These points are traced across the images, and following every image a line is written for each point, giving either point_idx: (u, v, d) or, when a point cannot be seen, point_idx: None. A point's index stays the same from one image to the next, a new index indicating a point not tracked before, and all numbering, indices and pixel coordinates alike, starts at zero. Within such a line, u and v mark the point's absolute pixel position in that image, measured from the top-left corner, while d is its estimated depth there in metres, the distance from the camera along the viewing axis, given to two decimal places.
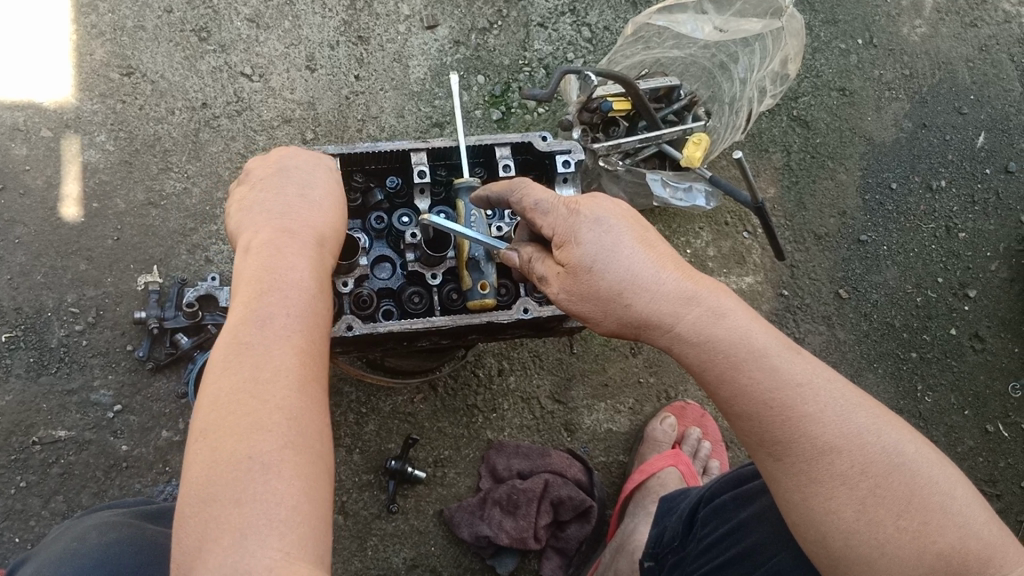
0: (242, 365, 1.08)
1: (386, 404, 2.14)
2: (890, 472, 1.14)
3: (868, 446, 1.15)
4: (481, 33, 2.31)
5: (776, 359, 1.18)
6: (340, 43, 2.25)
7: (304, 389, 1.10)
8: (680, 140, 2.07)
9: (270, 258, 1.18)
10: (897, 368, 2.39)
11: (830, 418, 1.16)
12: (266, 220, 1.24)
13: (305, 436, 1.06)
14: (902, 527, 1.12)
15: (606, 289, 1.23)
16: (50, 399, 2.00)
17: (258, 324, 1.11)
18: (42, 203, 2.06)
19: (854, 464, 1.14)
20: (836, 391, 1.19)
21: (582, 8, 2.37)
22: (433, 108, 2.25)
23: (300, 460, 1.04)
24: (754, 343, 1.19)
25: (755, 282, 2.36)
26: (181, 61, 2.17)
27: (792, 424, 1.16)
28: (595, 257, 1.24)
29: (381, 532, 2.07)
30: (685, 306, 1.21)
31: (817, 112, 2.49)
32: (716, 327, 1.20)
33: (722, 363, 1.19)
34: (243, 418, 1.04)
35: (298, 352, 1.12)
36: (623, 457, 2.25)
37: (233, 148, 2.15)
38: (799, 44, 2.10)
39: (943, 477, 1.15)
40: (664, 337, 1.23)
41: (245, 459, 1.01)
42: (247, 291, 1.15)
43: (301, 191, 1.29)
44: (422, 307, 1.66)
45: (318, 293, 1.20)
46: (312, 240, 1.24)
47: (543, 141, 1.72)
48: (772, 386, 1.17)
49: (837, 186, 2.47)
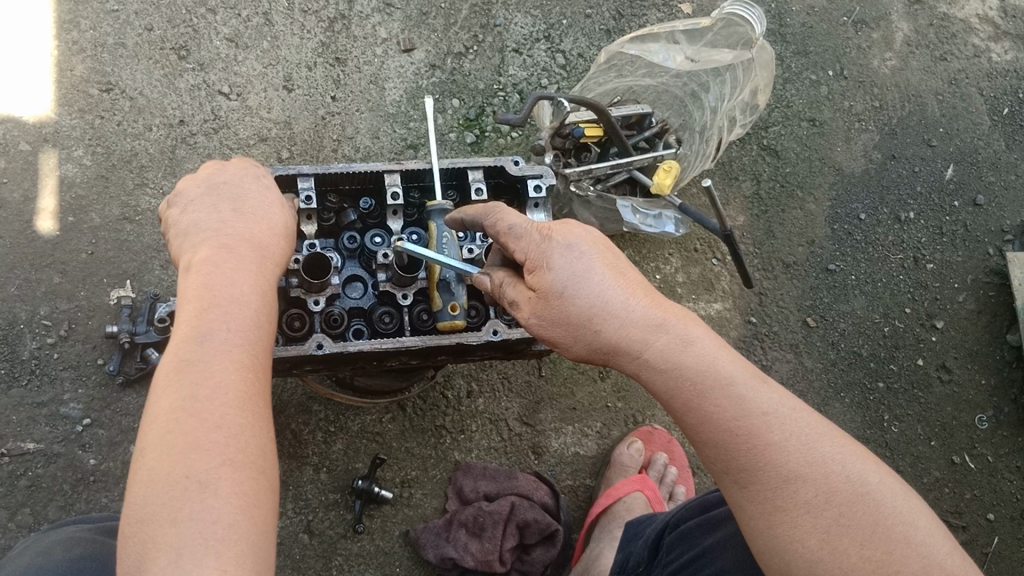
0: (183, 382, 1.09)
1: (355, 423, 2.15)
2: (854, 502, 1.15)
3: (832, 475, 1.16)
4: (457, 57, 2.34)
5: (742, 388, 1.20)
6: (318, 64, 2.27)
7: (246, 407, 1.11)
8: (651, 167, 2.10)
9: (214, 272, 1.19)
10: (864, 397, 2.42)
11: (795, 447, 1.18)
12: (209, 237, 1.25)
13: (249, 453, 1.08)
14: (865, 556, 1.12)
15: (574, 315, 1.25)
16: (20, 411, 1.99)
17: (203, 339, 1.13)
18: (18, 216, 2.07)
19: (819, 493, 1.15)
20: (800, 421, 1.20)
21: (556, 35, 2.40)
22: (408, 130, 2.27)
23: (243, 477, 1.06)
24: (721, 371, 1.21)
25: (724, 309, 2.39)
26: (160, 79, 2.19)
27: (757, 451, 1.17)
28: (566, 283, 1.26)
29: (346, 552, 2.07)
30: (654, 333, 1.23)
31: (787, 142, 2.53)
32: (684, 355, 1.22)
33: (688, 390, 1.21)
34: (181, 437, 1.05)
35: (240, 369, 1.13)
36: (589, 481, 2.26)
37: (209, 165, 2.16)
38: (768, 76, 2.14)
39: (906, 508, 1.16)
40: (633, 364, 1.25)
41: (183, 477, 1.03)
42: (190, 306, 1.16)
43: (244, 207, 1.30)
44: (392, 327, 1.66)
45: (262, 306, 1.21)
46: (254, 256, 1.25)
47: (516, 166, 1.74)
48: (736, 415, 1.19)
49: (806, 216, 2.50)
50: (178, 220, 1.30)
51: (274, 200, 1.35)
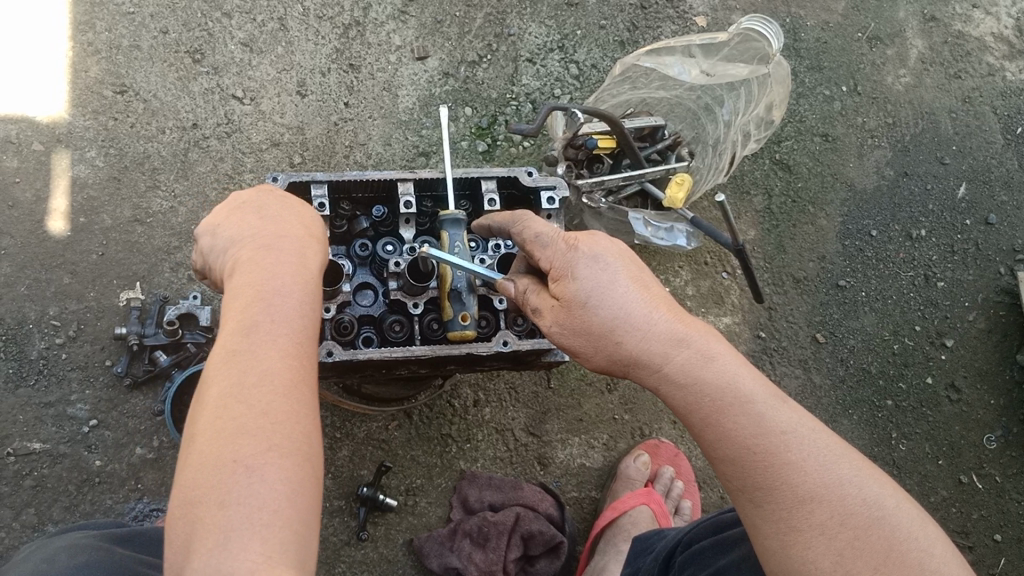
0: (230, 374, 1.09)
1: (362, 430, 2.14)
2: (868, 526, 1.14)
3: (847, 498, 1.15)
4: (470, 66, 2.34)
5: (760, 406, 1.19)
6: (331, 70, 2.27)
7: (291, 394, 1.10)
8: (663, 179, 2.09)
9: (261, 269, 1.18)
10: (872, 415, 2.42)
11: (813, 467, 1.17)
12: (250, 237, 1.24)
13: (303, 445, 1.07)
14: None
15: (597, 325, 1.26)
16: (27, 411, 1.99)
17: (250, 334, 1.12)
18: (30, 215, 2.07)
19: (833, 515, 1.14)
20: (818, 441, 1.19)
21: (570, 46, 2.40)
22: (420, 137, 2.27)
23: (297, 469, 1.05)
24: (741, 389, 1.20)
25: (733, 323, 2.38)
26: (174, 82, 2.19)
27: (774, 470, 1.16)
28: (590, 294, 1.27)
29: (349, 560, 2.07)
30: (674, 347, 1.23)
31: (799, 157, 2.52)
32: (705, 370, 1.21)
33: (707, 406, 1.20)
34: (231, 422, 1.05)
35: (284, 357, 1.12)
36: (595, 493, 2.24)
37: (221, 169, 2.16)
38: (784, 92, 2.12)
39: (921, 534, 1.15)
40: (653, 377, 1.24)
41: (232, 462, 1.02)
42: (235, 302, 1.15)
43: (283, 209, 1.29)
44: (403, 336, 1.65)
45: (307, 297, 1.19)
46: (296, 249, 1.23)
47: (529, 177, 1.73)
48: (753, 432, 1.18)
49: (817, 231, 2.49)
50: (213, 235, 1.28)
51: (315, 202, 1.34)
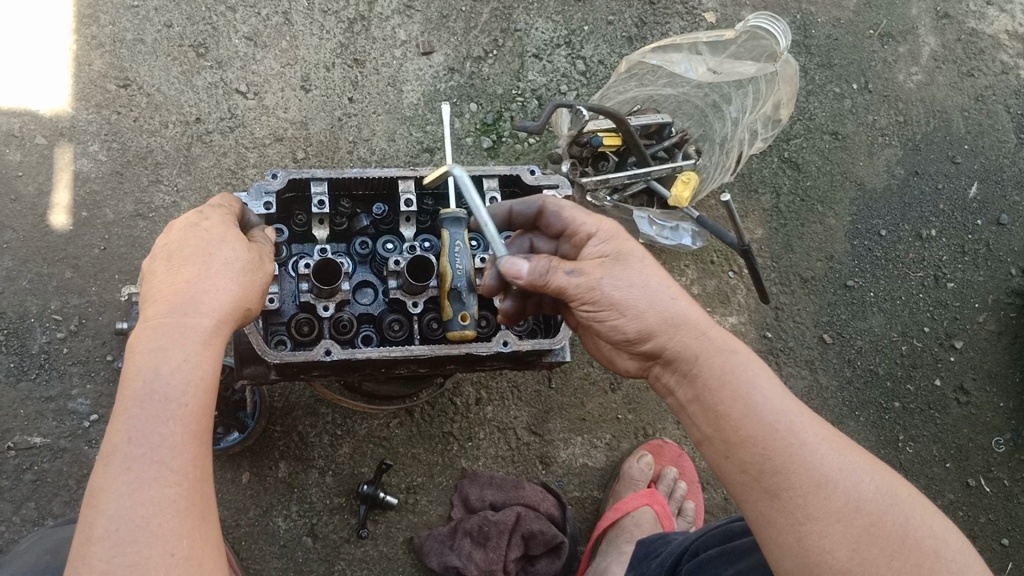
0: (114, 461, 1.12)
1: (362, 427, 2.14)
2: (883, 515, 1.14)
3: (862, 484, 1.16)
4: (476, 61, 2.32)
5: (777, 388, 1.23)
6: (336, 65, 2.25)
7: (171, 480, 1.12)
8: (669, 178, 2.07)
9: (153, 345, 1.19)
10: (879, 417, 2.39)
11: (828, 453, 1.18)
12: (157, 299, 1.24)
13: (184, 529, 1.11)
14: (896, 567, 1.11)
15: (646, 282, 1.31)
16: (28, 405, 1.99)
17: (130, 422, 1.13)
18: (32, 209, 2.07)
19: (849, 502, 1.15)
20: (833, 437, 1.21)
21: (577, 42, 2.38)
22: (424, 133, 2.25)
23: (171, 555, 1.08)
24: (758, 369, 1.25)
25: (740, 323, 2.35)
26: (178, 76, 2.18)
27: (792, 452, 1.17)
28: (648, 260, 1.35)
29: (350, 557, 2.07)
30: (707, 322, 1.31)
31: (808, 155, 2.49)
32: (727, 347, 1.28)
33: (731, 387, 1.23)
34: (111, 515, 1.09)
35: (169, 439, 1.14)
36: (597, 493, 2.23)
37: (223, 164, 2.14)
38: (791, 92, 2.08)
39: (934, 524, 1.16)
40: (688, 343, 1.28)
41: (106, 559, 1.07)
42: (127, 381, 1.16)
43: (186, 258, 1.27)
44: (402, 335, 1.65)
45: (199, 370, 1.19)
46: (198, 313, 1.22)
47: (532, 175, 1.71)
48: (774, 415, 1.20)
49: (826, 231, 2.46)
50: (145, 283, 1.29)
51: (229, 243, 1.32)
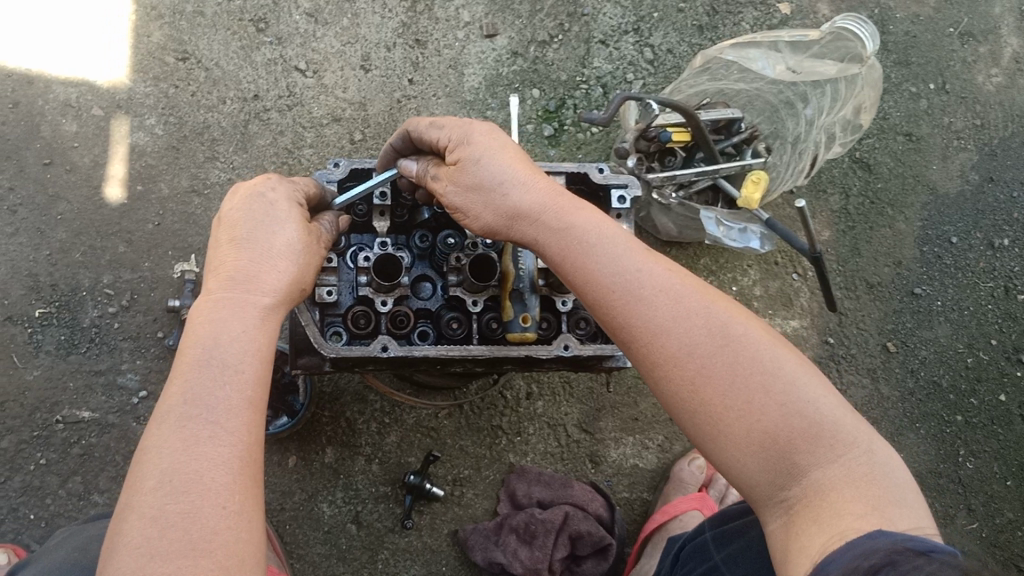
0: (169, 424, 1.09)
1: (411, 416, 2.10)
2: (714, 355, 1.13)
3: (695, 327, 1.14)
4: (540, 46, 2.25)
5: (614, 247, 1.22)
6: (397, 45, 2.20)
7: (226, 442, 1.09)
8: (737, 176, 2.00)
9: (211, 312, 1.17)
10: (940, 431, 2.31)
11: (664, 303, 1.16)
12: (217, 272, 1.23)
13: (237, 484, 1.08)
14: (727, 404, 1.10)
15: (484, 180, 1.29)
16: (77, 378, 1.98)
17: (187, 380, 1.11)
18: (87, 181, 2.04)
19: (682, 346, 1.14)
20: (678, 282, 1.19)
21: (646, 28, 2.29)
22: (485, 118, 2.19)
23: (222, 507, 1.05)
24: (599, 231, 1.24)
25: (801, 327, 2.28)
26: (237, 51, 2.14)
27: (627, 307, 1.17)
28: (482, 153, 1.30)
29: (393, 547, 2.04)
30: (551, 195, 1.28)
31: (880, 156, 2.39)
32: (572, 214, 1.26)
33: (573, 258, 1.24)
34: (162, 475, 1.05)
35: (224, 405, 1.11)
36: (647, 495, 2.17)
37: (281, 143, 2.11)
38: (875, 96, 1.98)
39: (773, 359, 1.12)
40: (531, 227, 1.28)
41: (157, 515, 1.03)
42: (185, 351, 1.14)
43: (251, 232, 1.25)
44: (460, 333, 1.61)
45: (256, 344, 1.18)
46: (255, 288, 1.21)
47: (600, 173, 1.65)
48: (611, 275, 1.20)
49: (895, 235, 2.37)
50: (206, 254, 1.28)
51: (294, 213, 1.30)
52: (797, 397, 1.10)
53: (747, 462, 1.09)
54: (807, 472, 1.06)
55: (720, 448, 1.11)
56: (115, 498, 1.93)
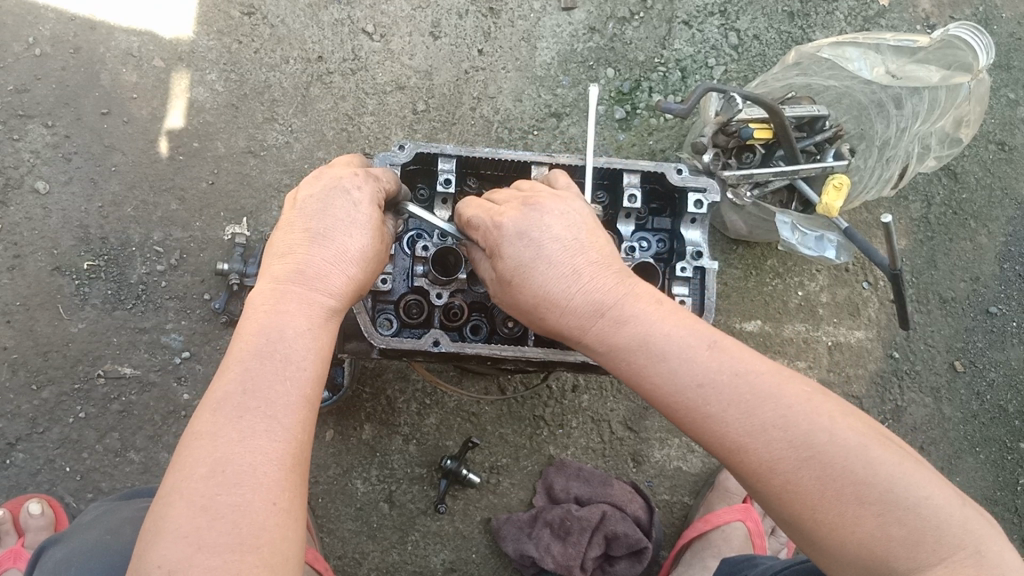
0: (224, 410, 1.02)
1: (452, 400, 2.05)
2: (795, 468, 0.98)
3: (769, 446, 1.00)
4: (620, 23, 2.14)
5: (674, 359, 1.07)
6: (469, 13, 2.11)
7: (281, 436, 1.03)
8: (818, 177, 1.88)
9: (276, 305, 1.12)
10: (1000, 457, 2.20)
11: (734, 417, 1.02)
12: (286, 261, 1.16)
13: (288, 480, 1.01)
14: (817, 519, 0.97)
15: (530, 302, 1.18)
16: (121, 334, 1.95)
17: (247, 370, 1.05)
18: (144, 134, 2.00)
19: (761, 462, 1.00)
20: (749, 382, 1.04)
21: (732, 12, 2.17)
22: (554, 96, 2.10)
23: (271, 503, 0.99)
24: (654, 343, 1.09)
25: (866, 339, 2.18)
26: (304, 9, 2.07)
27: (695, 424, 1.05)
28: (519, 272, 1.18)
29: (424, 529, 2.01)
30: (595, 314, 1.15)
31: (969, 164, 2.25)
32: (620, 332, 1.12)
33: (631, 365, 1.11)
34: (214, 465, 0.99)
35: (282, 397, 1.05)
36: (687, 499, 2.11)
37: (341, 108, 2.04)
38: (981, 112, 1.85)
39: (864, 459, 0.97)
40: (588, 343, 1.17)
41: (205, 505, 0.96)
42: (246, 339, 1.08)
43: (329, 227, 1.18)
44: (516, 332, 1.55)
45: (318, 341, 1.12)
46: (323, 285, 1.15)
47: (677, 174, 1.56)
48: (673, 384, 1.06)
49: (975, 249, 2.24)
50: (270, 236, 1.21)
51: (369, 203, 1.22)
52: (895, 501, 0.94)
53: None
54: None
55: (820, 558, 0.98)
56: (151, 458, 1.92)
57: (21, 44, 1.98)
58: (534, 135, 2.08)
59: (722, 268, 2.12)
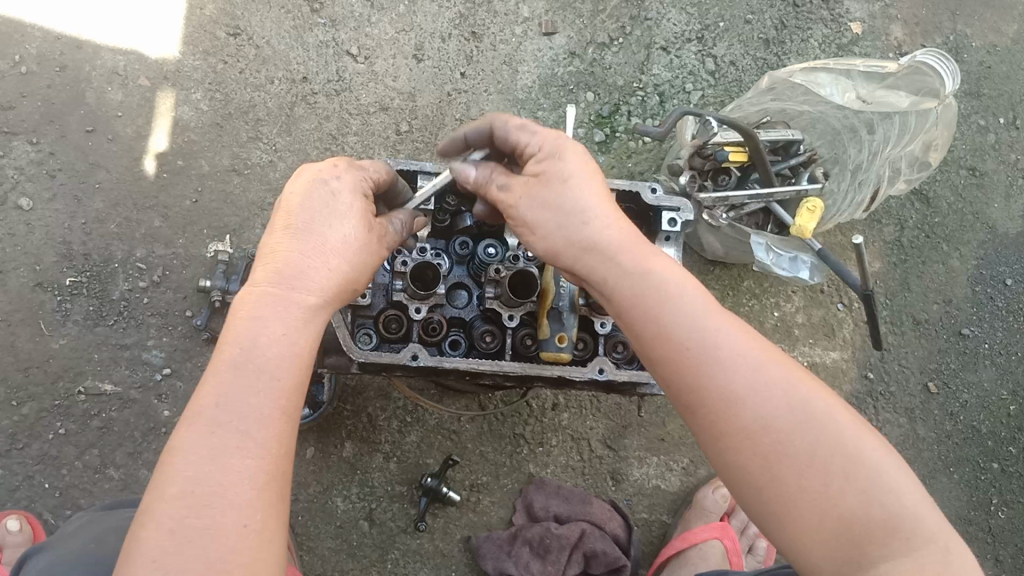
0: (196, 429, 1.03)
1: (433, 417, 2.07)
2: (785, 431, 0.99)
3: (772, 399, 1.00)
4: (599, 48, 2.19)
5: (690, 301, 1.09)
6: (452, 37, 2.15)
7: (253, 453, 1.04)
8: (792, 200, 1.92)
9: (254, 312, 1.13)
10: (974, 477, 2.23)
11: (740, 365, 1.03)
12: (273, 264, 1.18)
13: (261, 499, 1.02)
14: (802, 486, 0.96)
15: (569, 199, 1.18)
16: (102, 351, 1.95)
17: (220, 385, 1.06)
18: (128, 151, 2.02)
19: (757, 418, 1.00)
20: (753, 342, 1.06)
21: (710, 38, 2.22)
22: (535, 119, 2.13)
23: (244, 524, 1.00)
24: (676, 282, 1.11)
25: (841, 359, 2.21)
26: (289, 31, 2.11)
27: (694, 368, 1.04)
28: (574, 173, 1.19)
29: (404, 547, 2.01)
30: (637, 240, 1.17)
31: (940, 189, 2.30)
32: (655, 261, 1.14)
33: (647, 292, 1.11)
34: (185, 483, 1.00)
35: (256, 413, 1.06)
36: (666, 517, 2.12)
37: (325, 128, 2.07)
38: (949, 135, 1.91)
39: (857, 442, 0.98)
40: (605, 261, 1.15)
41: (174, 525, 0.97)
42: (223, 353, 1.09)
43: (308, 223, 1.21)
44: (494, 347, 1.57)
45: (296, 354, 1.12)
46: (309, 288, 1.17)
47: (652, 194, 1.60)
48: (676, 326, 1.07)
49: (947, 272, 2.28)
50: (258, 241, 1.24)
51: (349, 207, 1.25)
52: (870, 484, 0.95)
53: (814, 553, 0.94)
54: (875, 568, 0.90)
55: (785, 536, 0.97)
56: (130, 474, 1.91)
57: (7, 62, 2.00)
58: None
59: (700, 288, 2.15)
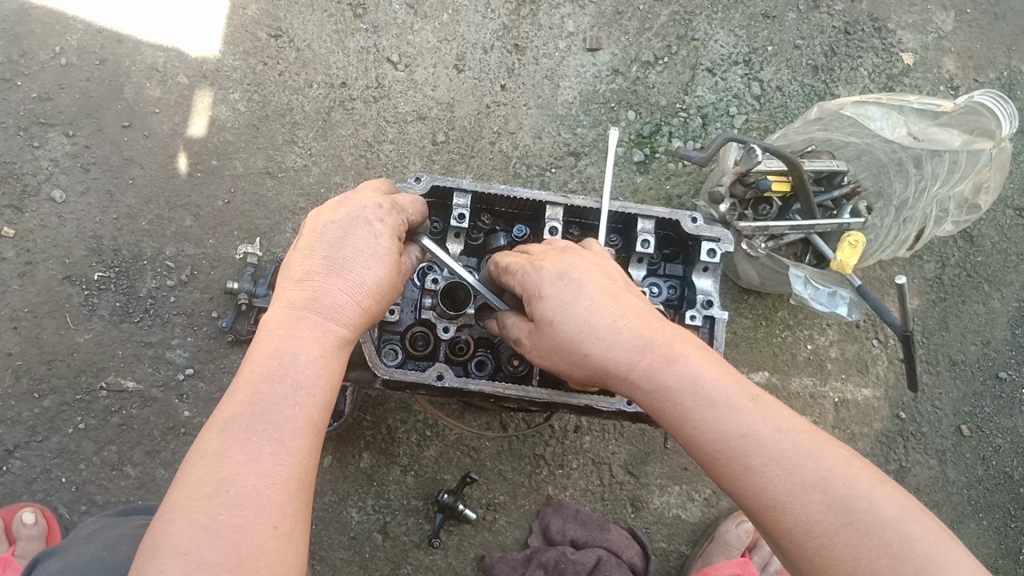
0: (231, 433, 1.01)
1: (453, 433, 2.04)
2: (788, 492, 1.01)
3: (761, 467, 1.03)
4: (644, 66, 2.15)
5: (681, 383, 1.10)
6: (495, 48, 2.12)
7: (285, 460, 1.02)
8: (832, 232, 1.87)
9: (286, 330, 1.11)
10: (1003, 524, 2.17)
11: (731, 438, 1.05)
12: (304, 289, 1.15)
13: (289, 505, 1.00)
14: (808, 543, 0.99)
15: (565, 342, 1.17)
16: (127, 347, 1.94)
17: (255, 395, 1.04)
18: (163, 148, 2.01)
19: (753, 483, 1.03)
20: (744, 405, 1.07)
21: (757, 62, 2.18)
22: (574, 135, 2.10)
23: (274, 527, 0.97)
24: (668, 369, 1.11)
25: (873, 397, 2.16)
26: (331, 35, 2.09)
27: (699, 447, 1.08)
28: (553, 309, 1.18)
29: (417, 563, 1.99)
30: (636, 350, 1.14)
31: (985, 228, 2.25)
32: (647, 358, 1.13)
33: (648, 390, 1.13)
34: (217, 483, 0.97)
35: (292, 424, 1.04)
36: (684, 548, 2.08)
37: (361, 135, 2.05)
38: (1000, 180, 1.86)
39: (843, 487, 1.00)
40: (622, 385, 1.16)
41: (208, 523, 0.95)
42: (259, 364, 1.07)
43: (349, 258, 1.17)
44: (521, 371, 1.54)
45: (329, 373, 1.11)
46: (339, 321, 1.15)
47: (691, 223, 1.56)
48: (675, 407, 1.10)
49: (987, 312, 2.23)
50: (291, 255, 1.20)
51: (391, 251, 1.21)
52: (878, 526, 0.97)
53: None
54: None
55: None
56: (148, 473, 1.90)
57: (48, 53, 1.99)
58: (551, 172, 2.07)
59: (733, 317, 2.11)
